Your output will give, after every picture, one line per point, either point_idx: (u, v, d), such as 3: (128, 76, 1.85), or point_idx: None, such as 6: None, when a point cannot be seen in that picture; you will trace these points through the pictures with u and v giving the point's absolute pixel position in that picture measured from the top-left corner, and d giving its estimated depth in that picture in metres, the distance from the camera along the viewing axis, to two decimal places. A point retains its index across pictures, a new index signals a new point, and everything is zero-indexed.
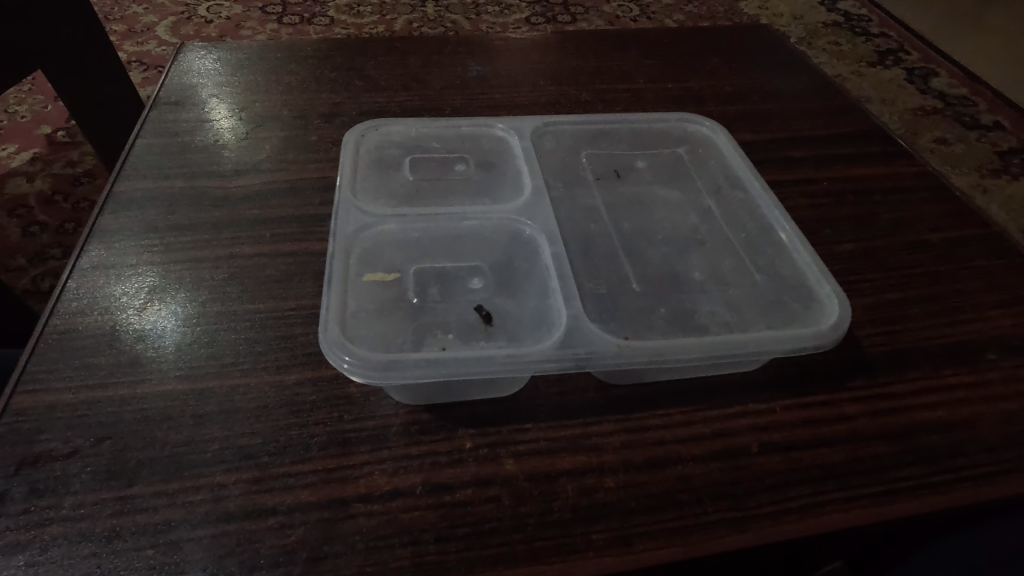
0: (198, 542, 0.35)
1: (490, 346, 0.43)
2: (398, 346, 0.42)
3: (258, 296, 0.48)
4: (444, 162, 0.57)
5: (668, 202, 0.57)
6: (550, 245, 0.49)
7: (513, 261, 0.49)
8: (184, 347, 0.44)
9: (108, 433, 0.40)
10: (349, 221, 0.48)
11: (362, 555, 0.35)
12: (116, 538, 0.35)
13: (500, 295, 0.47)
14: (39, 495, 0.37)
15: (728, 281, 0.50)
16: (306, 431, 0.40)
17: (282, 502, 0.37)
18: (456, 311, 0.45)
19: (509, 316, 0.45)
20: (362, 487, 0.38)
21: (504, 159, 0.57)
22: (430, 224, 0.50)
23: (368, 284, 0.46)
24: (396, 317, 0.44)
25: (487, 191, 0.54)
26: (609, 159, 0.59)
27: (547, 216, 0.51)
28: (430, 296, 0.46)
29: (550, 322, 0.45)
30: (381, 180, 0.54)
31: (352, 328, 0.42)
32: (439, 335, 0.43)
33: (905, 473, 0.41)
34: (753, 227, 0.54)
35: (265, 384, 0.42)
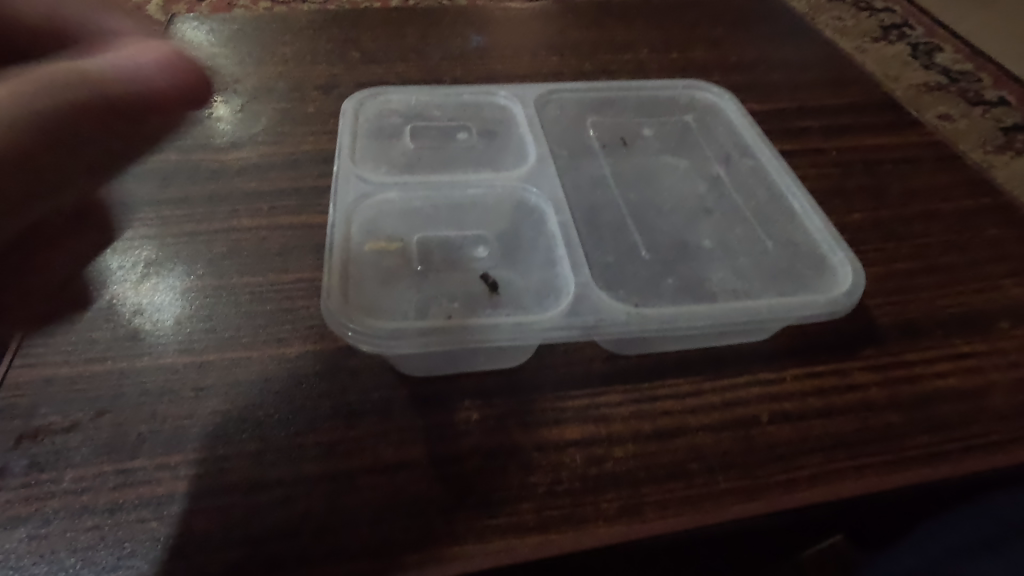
0: (202, 515, 0.35)
1: (497, 314, 0.42)
2: (402, 315, 0.41)
3: (257, 269, 0.47)
4: (446, 131, 0.55)
5: (676, 170, 0.55)
6: (556, 212, 0.48)
7: (518, 231, 0.49)
8: (183, 321, 0.44)
9: (108, 407, 0.39)
10: (348, 188, 0.47)
11: (369, 526, 0.35)
12: (119, 511, 0.35)
13: (505, 265, 0.46)
14: (39, 468, 0.36)
15: (738, 251, 0.49)
16: (310, 403, 0.39)
17: (287, 474, 0.36)
18: (461, 281, 0.45)
19: (515, 285, 0.45)
20: (368, 459, 0.37)
21: (507, 127, 0.56)
22: (432, 192, 0.49)
23: (370, 253, 0.45)
24: (400, 287, 0.44)
25: (491, 160, 0.53)
26: (615, 127, 0.58)
27: (554, 183, 0.49)
28: (435, 265, 0.46)
29: (557, 290, 0.44)
30: (380, 148, 0.52)
31: (354, 297, 0.41)
32: (444, 304, 0.43)
33: (916, 441, 0.40)
34: (763, 195, 0.53)
35: (267, 356, 0.42)
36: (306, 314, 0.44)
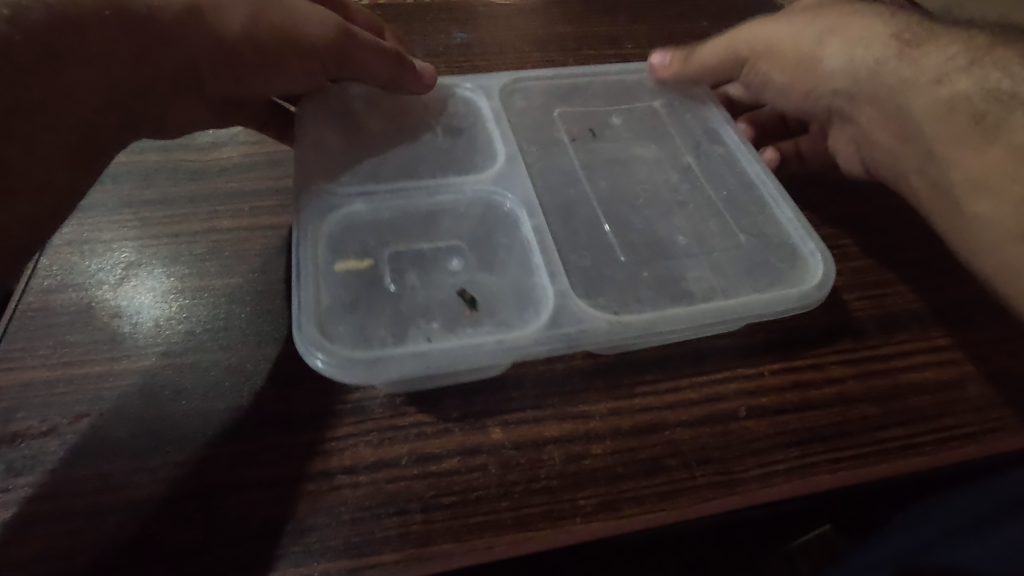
0: (180, 517, 0.35)
1: (477, 332, 0.42)
2: (380, 340, 0.41)
3: (238, 270, 0.47)
4: (411, 128, 0.53)
5: (653, 164, 0.55)
6: (529, 217, 0.48)
7: (492, 237, 0.49)
8: (163, 323, 0.43)
9: (87, 411, 0.39)
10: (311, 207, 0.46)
11: (348, 526, 0.35)
12: (97, 514, 0.35)
13: (480, 273, 0.47)
14: (17, 473, 0.36)
15: (716, 249, 0.49)
16: (289, 404, 0.39)
17: (266, 475, 0.36)
18: (436, 296, 0.45)
19: (495, 300, 0.45)
20: (348, 459, 0.37)
21: (476, 124, 0.55)
22: (402, 200, 0.49)
23: (343, 274, 0.44)
24: (375, 309, 0.43)
25: (461, 161, 0.52)
26: (584, 117, 0.58)
27: (524, 185, 0.50)
28: (409, 284, 0.46)
29: (536, 300, 0.44)
30: (340, 151, 0.50)
31: (328, 325, 0.40)
32: (422, 324, 0.42)
33: (892, 434, 0.41)
34: (734, 184, 0.53)
35: (248, 358, 0.42)
36: (287, 314, 0.44)
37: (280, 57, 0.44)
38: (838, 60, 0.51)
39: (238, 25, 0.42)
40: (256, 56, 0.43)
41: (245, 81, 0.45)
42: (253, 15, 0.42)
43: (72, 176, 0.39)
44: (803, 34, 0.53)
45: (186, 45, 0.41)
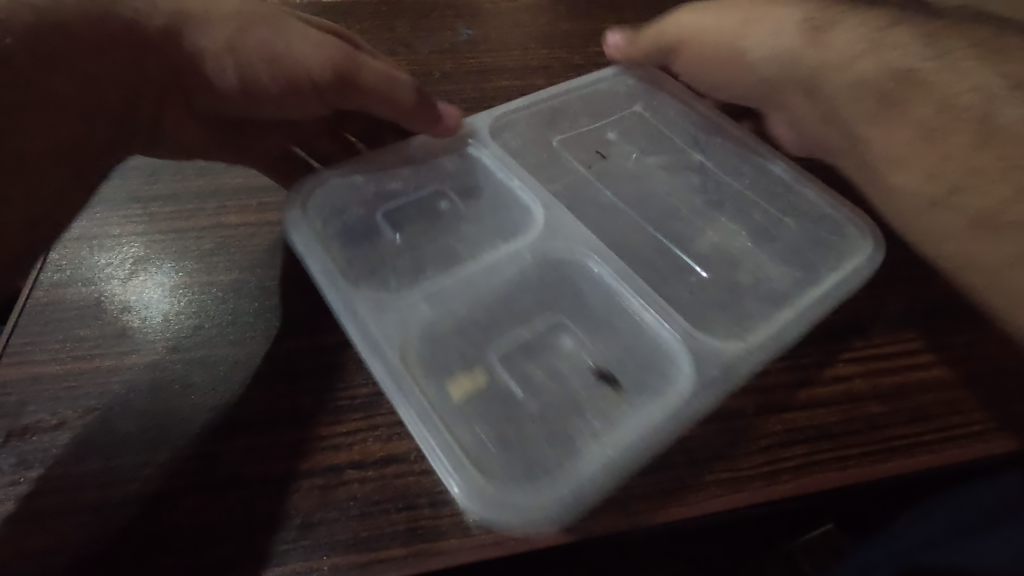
0: (188, 510, 0.35)
1: (642, 406, 0.40)
2: (562, 460, 0.36)
3: (247, 265, 0.47)
4: (423, 203, 0.52)
5: (675, 164, 0.57)
6: (603, 262, 0.48)
7: (584, 295, 0.48)
8: (172, 318, 0.44)
9: (97, 405, 0.39)
10: (375, 326, 0.41)
11: (356, 520, 0.35)
12: (107, 507, 0.35)
13: (596, 342, 0.45)
14: (27, 466, 0.36)
15: (771, 242, 0.52)
16: (297, 400, 0.40)
17: (275, 469, 0.37)
18: (569, 385, 0.42)
19: (628, 366, 0.43)
20: (356, 454, 0.38)
21: (477, 172, 0.54)
22: (466, 292, 0.46)
23: (460, 401, 0.39)
24: (513, 432, 0.38)
25: (494, 220, 0.52)
26: (584, 141, 0.58)
27: (573, 231, 0.49)
28: (537, 383, 0.42)
29: (665, 358, 0.43)
30: (369, 252, 0.47)
31: (485, 465, 0.35)
32: (580, 424, 0.39)
33: (900, 432, 0.41)
34: (748, 171, 0.56)
35: (256, 353, 0.42)
36: (294, 310, 0.44)
37: (262, 77, 0.44)
38: (750, 46, 0.52)
39: (220, 42, 0.43)
40: (240, 78, 0.44)
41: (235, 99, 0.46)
42: (237, 33, 0.43)
43: (65, 188, 0.39)
44: (728, 25, 0.54)
45: (175, 54, 0.43)
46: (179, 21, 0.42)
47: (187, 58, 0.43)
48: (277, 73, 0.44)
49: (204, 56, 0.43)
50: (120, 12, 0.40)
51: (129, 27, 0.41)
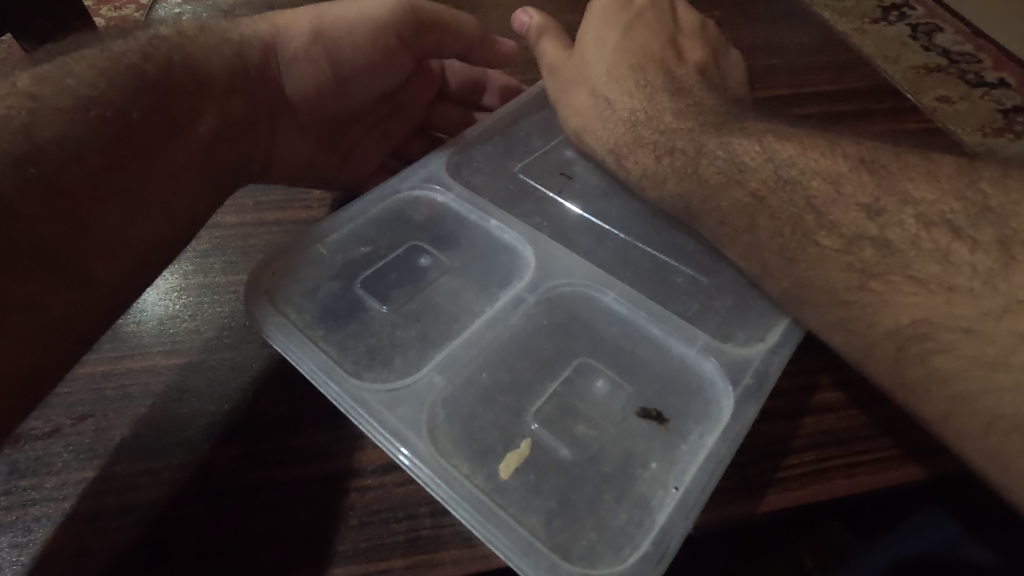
0: (183, 521, 0.34)
1: (695, 439, 0.38)
2: (641, 524, 0.34)
3: (242, 266, 0.46)
4: (402, 264, 0.47)
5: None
6: (606, 292, 0.45)
7: (600, 331, 0.44)
8: (167, 322, 0.43)
9: (90, 411, 0.38)
10: (389, 412, 0.37)
11: (356, 530, 0.34)
12: (100, 518, 0.34)
13: (629, 382, 0.41)
14: (20, 475, 0.36)
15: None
16: (296, 406, 0.39)
17: (272, 478, 0.36)
18: (620, 435, 0.38)
19: (669, 396, 0.40)
20: (356, 461, 0.37)
21: (447, 219, 0.50)
22: (476, 353, 0.42)
23: (512, 479, 0.36)
24: (579, 500, 0.35)
25: (485, 267, 0.47)
26: (544, 163, 0.55)
27: (561, 264, 0.47)
28: (588, 438, 0.38)
29: (697, 381, 0.41)
30: (354, 323, 0.42)
31: (567, 544, 0.33)
32: (641, 474, 0.36)
33: (913, 438, 0.39)
34: None
35: (253, 358, 0.41)
36: None
37: (351, 53, 0.50)
38: (596, 82, 0.52)
39: (304, 38, 0.49)
40: (326, 55, 0.50)
41: (328, 91, 0.52)
42: (321, 30, 0.49)
43: (197, 196, 0.44)
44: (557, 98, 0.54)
45: (269, 63, 0.49)
46: (274, 34, 0.49)
47: (281, 61, 0.49)
48: (361, 34, 0.49)
49: (298, 55, 0.49)
50: (229, 37, 0.48)
51: (238, 51, 0.48)
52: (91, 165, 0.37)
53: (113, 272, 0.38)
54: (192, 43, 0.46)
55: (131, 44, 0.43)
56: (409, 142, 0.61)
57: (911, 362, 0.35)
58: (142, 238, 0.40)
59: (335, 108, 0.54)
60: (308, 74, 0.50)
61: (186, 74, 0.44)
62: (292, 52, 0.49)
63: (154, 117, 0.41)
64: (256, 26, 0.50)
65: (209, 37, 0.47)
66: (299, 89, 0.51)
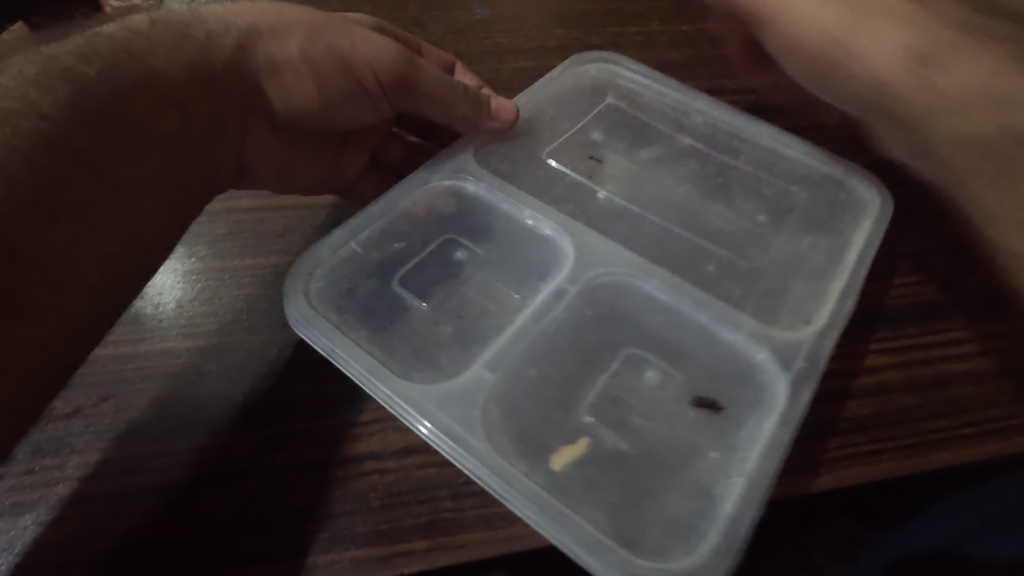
0: (205, 502, 0.34)
1: (752, 426, 0.37)
2: (705, 515, 0.34)
3: (259, 251, 0.46)
4: (437, 258, 0.47)
5: (671, 156, 0.54)
6: (648, 279, 0.45)
7: (645, 320, 0.44)
8: (185, 305, 0.43)
9: (110, 392, 0.38)
10: (433, 404, 0.37)
11: (376, 512, 0.34)
12: (122, 498, 0.34)
13: (676, 369, 0.41)
14: (43, 455, 0.36)
15: (789, 221, 0.49)
16: (315, 390, 0.39)
17: (291, 461, 0.36)
18: (676, 426, 0.38)
19: (717, 382, 0.40)
20: (375, 445, 0.37)
21: (478, 211, 0.50)
22: (516, 347, 0.41)
23: (568, 472, 0.36)
24: (642, 493, 0.35)
25: (520, 260, 0.48)
26: (573, 146, 0.55)
27: (598, 251, 0.46)
28: (641, 430, 0.38)
29: (746, 371, 0.40)
30: (394, 319, 0.43)
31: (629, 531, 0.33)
32: (702, 463, 0.36)
33: (937, 424, 0.39)
34: (715, 178, 0.52)
35: (270, 342, 0.41)
36: None
37: (336, 83, 0.46)
38: None
39: (288, 52, 0.45)
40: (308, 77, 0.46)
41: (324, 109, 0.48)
42: (307, 40, 0.45)
43: (163, 215, 0.42)
44: None
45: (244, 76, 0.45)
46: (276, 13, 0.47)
47: (259, 69, 0.45)
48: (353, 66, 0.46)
49: (279, 66, 0.45)
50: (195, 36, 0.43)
51: (203, 53, 0.43)
52: (25, 187, 0.33)
53: (72, 303, 0.36)
54: (143, 40, 0.41)
55: (67, 46, 0.38)
56: (387, 142, 0.59)
57: None
58: (103, 269, 0.38)
59: (314, 126, 0.50)
60: (296, 88, 0.46)
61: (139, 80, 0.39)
62: (267, 68, 0.45)
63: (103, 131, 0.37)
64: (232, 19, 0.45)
65: (170, 36, 0.42)
66: (279, 99, 0.46)
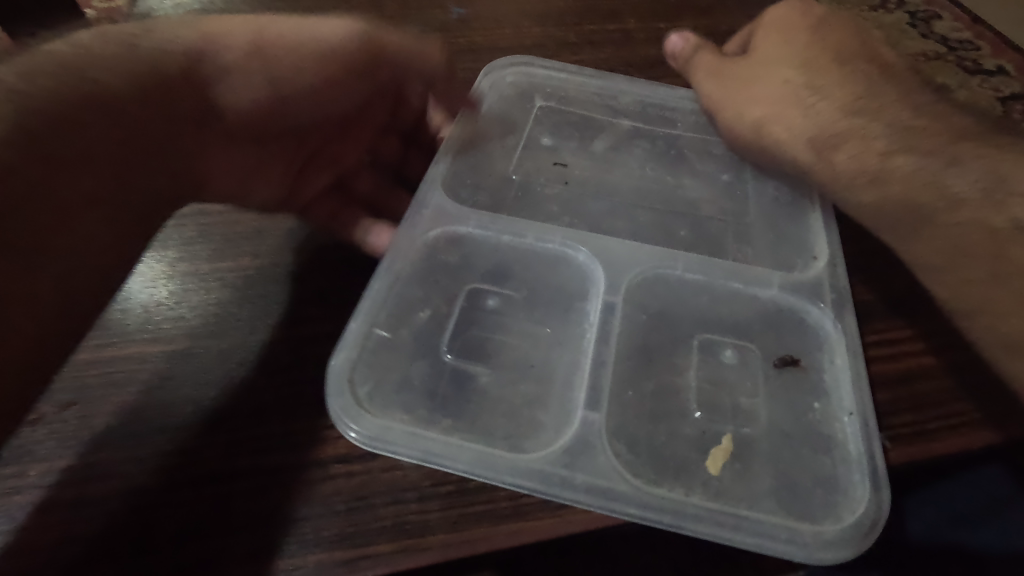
0: (168, 508, 0.34)
1: (831, 397, 0.41)
2: (839, 490, 0.37)
3: (228, 254, 0.46)
4: (472, 312, 0.44)
5: (623, 141, 0.57)
6: (678, 267, 0.47)
7: (686, 312, 0.45)
8: (153, 310, 0.42)
9: (74, 398, 0.38)
10: (468, 462, 0.36)
11: (341, 515, 0.34)
12: (83, 505, 0.34)
13: (746, 342, 0.44)
14: (3, 463, 0.35)
15: (735, 205, 0.53)
16: (283, 392, 0.38)
17: (256, 466, 0.35)
18: (762, 415, 0.40)
19: (794, 342, 0.44)
20: (342, 447, 0.36)
21: (484, 250, 0.47)
22: (554, 398, 0.40)
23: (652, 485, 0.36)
24: (762, 471, 0.37)
25: (552, 283, 0.46)
26: (534, 152, 0.55)
27: (605, 246, 0.48)
28: (755, 411, 0.40)
29: (816, 344, 0.44)
30: (432, 384, 0.39)
31: (650, 503, 0.35)
32: (808, 446, 0.39)
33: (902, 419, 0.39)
34: (663, 181, 0.54)
35: (239, 345, 0.41)
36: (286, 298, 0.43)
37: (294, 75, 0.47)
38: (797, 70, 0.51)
39: (241, 48, 0.45)
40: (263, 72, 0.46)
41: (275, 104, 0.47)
42: (257, 36, 0.46)
43: (118, 233, 0.40)
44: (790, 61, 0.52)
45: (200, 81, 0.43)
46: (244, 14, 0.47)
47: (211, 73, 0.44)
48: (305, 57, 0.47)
49: (234, 66, 0.45)
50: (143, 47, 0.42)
51: (154, 66, 0.41)
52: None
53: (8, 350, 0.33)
54: (89, 58, 0.39)
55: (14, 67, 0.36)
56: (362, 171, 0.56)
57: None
58: (53, 292, 0.35)
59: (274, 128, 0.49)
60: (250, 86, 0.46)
61: (91, 98, 0.38)
62: (225, 69, 0.44)
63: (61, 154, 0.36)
64: (177, 31, 0.44)
65: (114, 50, 0.40)
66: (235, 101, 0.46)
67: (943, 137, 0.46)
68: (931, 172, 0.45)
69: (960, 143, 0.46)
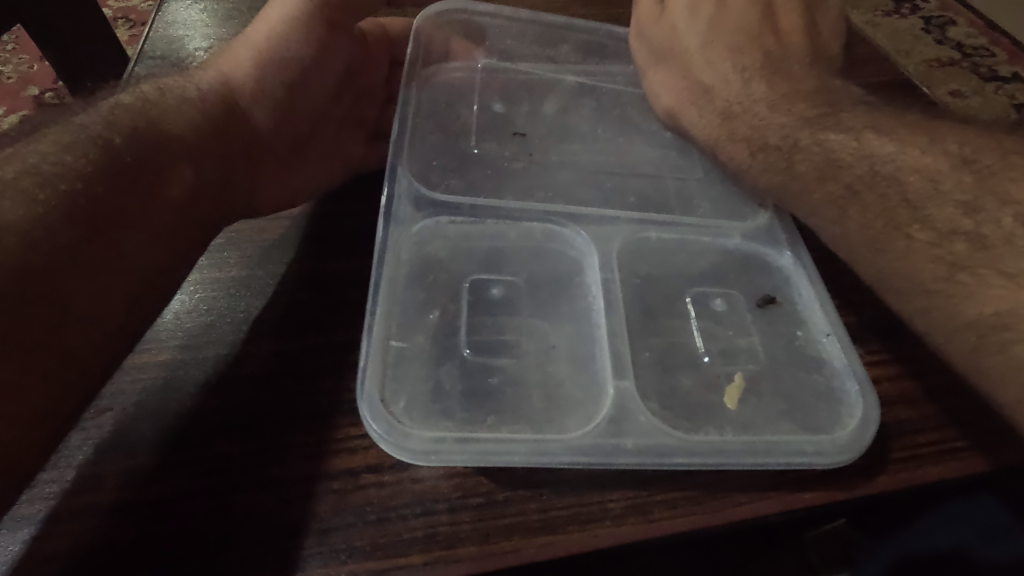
0: (200, 516, 0.34)
1: (810, 329, 0.45)
2: (840, 404, 0.40)
3: (256, 261, 0.46)
4: (480, 305, 0.44)
5: (568, 100, 0.59)
6: (647, 230, 0.50)
7: (657, 269, 0.48)
8: (184, 316, 0.43)
9: (109, 405, 0.38)
10: (526, 454, 0.36)
11: (373, 526, 0.34)
12: (120, 512, 0.34)
13: (725, 294, 0.47)
14: (41, 469, 0.36)
15: (674, 158, 0.55)
16: (312, 401, 0.39)
17: (288, 475, 0.36)
18: (752, 358, 0.43)
19: (766, 285, 0.48)
20: (372, 457, 0.37)
21: (478, 244, 0.48)
22: (559, 345, 0.43)
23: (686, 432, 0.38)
24: (765, 403, 0.40)
25: (548, 260, 0.48)
26: (495, 121, 0.56)
27: (583, 221, 0.50)
28: (746, 351, 0.43)
29: (781, 286, 0.48)
30: (455, 384, 0.39)
31: (693, 449, 0.37)
32: (798, 376, 0.42)
33: (929, 437, 0.39)
34: (604, 143, 0.56)
35: (266, 352, 0.41)
36: (312, 306, 0.43)
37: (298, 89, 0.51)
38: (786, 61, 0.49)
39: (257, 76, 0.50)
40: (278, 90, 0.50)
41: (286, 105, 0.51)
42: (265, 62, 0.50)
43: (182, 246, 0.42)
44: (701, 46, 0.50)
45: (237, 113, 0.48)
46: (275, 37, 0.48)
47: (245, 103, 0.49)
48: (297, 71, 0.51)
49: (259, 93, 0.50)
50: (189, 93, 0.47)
51: (200, 107, 0.46)
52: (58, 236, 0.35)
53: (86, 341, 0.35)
54: (156, 108, 0.44)
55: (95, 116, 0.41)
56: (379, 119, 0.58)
57: (989, 350, 0.35)
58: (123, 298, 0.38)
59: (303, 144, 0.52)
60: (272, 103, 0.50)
61: (154, 138, 0.42)
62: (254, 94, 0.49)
63: (124, 181, 0.39)
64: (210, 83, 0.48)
65: (171, 99, 0.45)
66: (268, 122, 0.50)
67: (788, 122, 0.45)
68: (781, 158, 0.44)
69: (813, 125, 0.44)
